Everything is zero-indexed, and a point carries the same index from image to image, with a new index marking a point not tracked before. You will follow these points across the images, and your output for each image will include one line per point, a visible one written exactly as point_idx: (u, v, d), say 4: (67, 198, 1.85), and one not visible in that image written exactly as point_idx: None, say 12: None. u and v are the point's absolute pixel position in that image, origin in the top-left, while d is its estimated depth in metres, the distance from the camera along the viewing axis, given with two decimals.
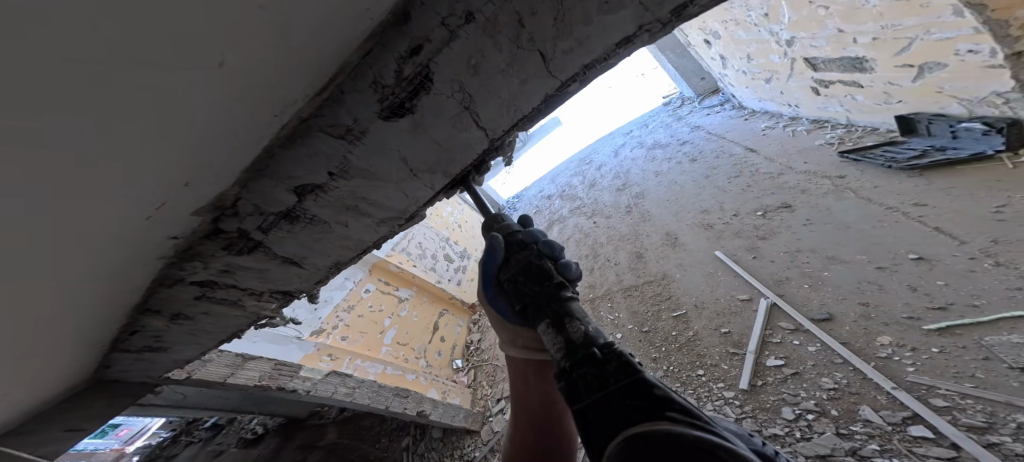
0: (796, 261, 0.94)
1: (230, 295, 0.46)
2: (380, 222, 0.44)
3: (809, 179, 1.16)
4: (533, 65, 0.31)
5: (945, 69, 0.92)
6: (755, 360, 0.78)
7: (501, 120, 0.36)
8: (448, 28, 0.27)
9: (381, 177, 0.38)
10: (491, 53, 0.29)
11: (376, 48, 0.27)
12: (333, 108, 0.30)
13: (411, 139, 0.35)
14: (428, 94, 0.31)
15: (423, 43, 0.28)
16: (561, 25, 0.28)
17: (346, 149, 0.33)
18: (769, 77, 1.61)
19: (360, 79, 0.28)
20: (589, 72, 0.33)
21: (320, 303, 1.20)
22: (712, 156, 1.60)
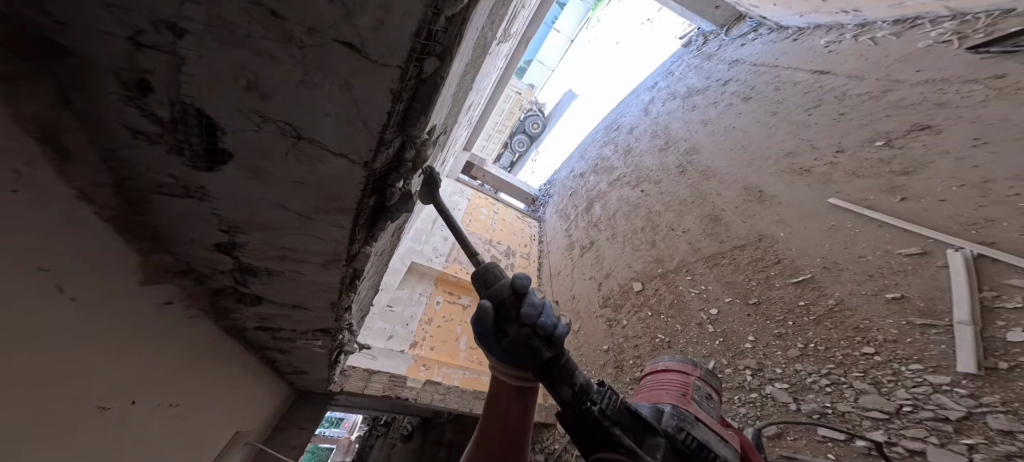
0: (985, 197, 0.65)
1: (294, 335, 0.56)
2: (324, 265, 0.40)
3: (938, 88, 0.82)
4: (339, 60, 0.21)
5: None
6: (979, 334, 0.56)
7: (353, 138, 0.27)
8: (158, 51, 0.19)
9: (276, 223, 0.34)
10: (254, 63, 0.20)
11: (78, 92, 0.20)
12: (130, 168, 0.26)
13: (262, 183, 0.29)
14: (228, 134, 0.25)
15: (144, 76, 0.20)
16: None
17: (205, 205, 0.31)
18: None
19: (109, 129, 0.23)
20: (435, 39, 0.22)
21: (408, 318, 1.45)
22: (770, 89, 1.32)
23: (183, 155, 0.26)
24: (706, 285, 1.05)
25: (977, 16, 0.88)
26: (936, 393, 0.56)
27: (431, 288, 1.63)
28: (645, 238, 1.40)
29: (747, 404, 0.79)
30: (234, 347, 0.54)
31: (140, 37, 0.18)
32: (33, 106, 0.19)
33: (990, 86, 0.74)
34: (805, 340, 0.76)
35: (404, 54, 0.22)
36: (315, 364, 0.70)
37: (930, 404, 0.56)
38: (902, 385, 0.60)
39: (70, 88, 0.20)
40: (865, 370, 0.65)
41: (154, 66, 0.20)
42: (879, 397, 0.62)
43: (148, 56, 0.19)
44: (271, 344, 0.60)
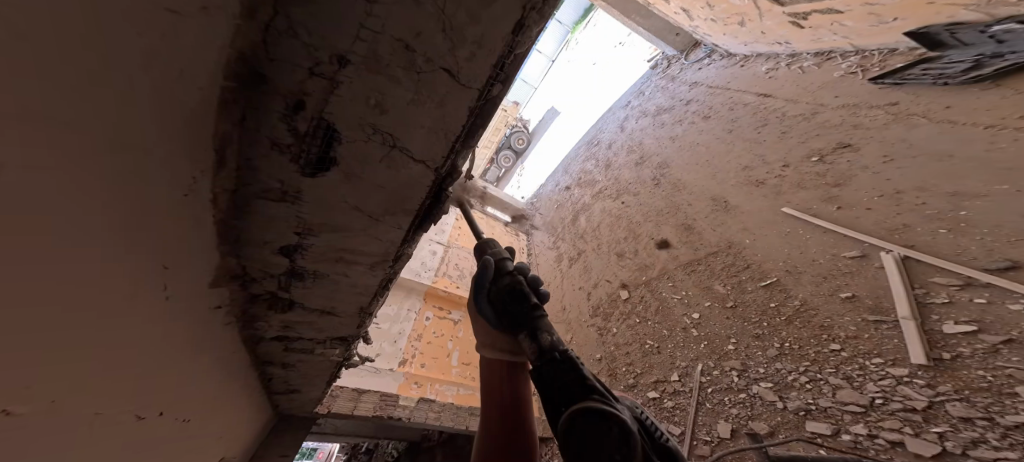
0: (902, 203, 0.87)
1: (308, 345, 0.60)
2: (371, 266, 0.46)
3: (859, 113, 1.11)
4: (441, 82, 0.29)
5: None
6: (921, 327, 0.70)
7: (435, 146, 0.35)
8: (322, 77, 0.27)
9: (351, 228, 0.41)
10: (389, 87, 0.28)
11: (252, 113, 0.27)
12: (254, 175, 0.32)
13: (355, 184, 0.36)
14: (342, 143, 0.31)
15: (303, 98, 0.27)
16: (451, 33, 0.26)
17: (296, 210, 0.37)
18: (741, 20, 1.68)
19: (255, 143, 0.29)
20: (505, 69, 0.31)
21: (398, 335, 1.55)
22: (726, 109, 1.66)
23: (299, 164, 0.32)
24: (687, 289, 1.19)
25: (873, 53, 1.25)
26: (902, 384, 0.67)
27: (421, 304, 1.76)
28: (631, 246, 1.57)
29: (737, 405, 0.84)
30: (243, 360, 0.55)
31: (317, 67, 0.26)
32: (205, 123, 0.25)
33: (890, 111, 1.05)
34: (780, 340, 0.87)
35: (483, 80, 0.30)
36: (312, 380, 0.72)
37: (898, 396, 0.66)
38: (872, 380, 0.70)
39: (249, 110, 0.27)
40: (831, 365, 0.77)
41: (315, 90, 0.27)
42: (853, 391, 0.71)
43: (313, 82, 0.27)
44: (278, 358, 0.62)
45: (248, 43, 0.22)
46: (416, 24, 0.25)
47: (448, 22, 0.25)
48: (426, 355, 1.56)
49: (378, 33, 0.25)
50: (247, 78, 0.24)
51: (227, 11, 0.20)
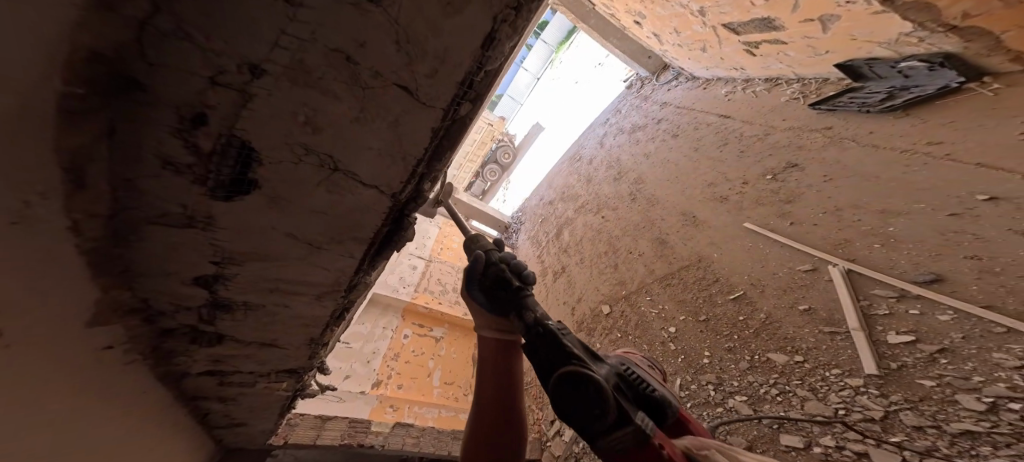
0: (845, 221, 1.00)
1: (246, 378, 0.58)
2: (319, 296, 0.48)
3: (801, 135, 1.32)
4: (394, 99, 0.31)
5: (838, 20, 1.15)
6: (868, 336, 0.79)
7: (390, 172, 0.38)
8: (229, 88, 0.26)
9: (283, 257, 0.41)
10: (319, 101, 0.29)
11: (128, 126, 0.25)
12: (143, 197, 0.30)
13: (282, 210, 0.36)
14: (262, 164, 0.32)
15: (205, 111, 0.26)
16: (406, 48, 0.28)
17: (208, 235, 0.36)
18: (703, 46, 1.86)
19: (143, 160, 0.28)
20: (474, 90, 0.35)
21: (371, 356, 1.48)
22: (692, 128, 1.88)
23: (207, 185, 0.31)
24: (663, 304, 1.30)
25: (813, 81, 1.46)
26: (860, 396, 0.73)
27: (398, 323, 1.71)
28: (612, 262, 1.67)
29: (714, 419, 0.91)
30: (167, 396, 0.53)
31: (220, 76, 0.25)
32: (90, 140, 0.24)
33: (824, 134, 1.25)
34: (750, 354, 0.95)
35: (447, 98, 0.34)
36: (260, 413, 0.69)
37: (858, 406, 0.72)
38: (834, 391, 0.77)
39: (119, 121, 0.25)
40: (798, 377, 0.84)
41: (219, 102, 0.26)
42: (818, 403, 0.77)
43: (216, 93, 0.26)
44: (212, 393, 0.60)
45: (118, 41, 0.21)
46: (359, 35, 0.26)
47: (404, 37, 0.27)
48: (403, 375, 1.51)
49: (303, 41, 0.25)
50: (118, 83, 0.22)
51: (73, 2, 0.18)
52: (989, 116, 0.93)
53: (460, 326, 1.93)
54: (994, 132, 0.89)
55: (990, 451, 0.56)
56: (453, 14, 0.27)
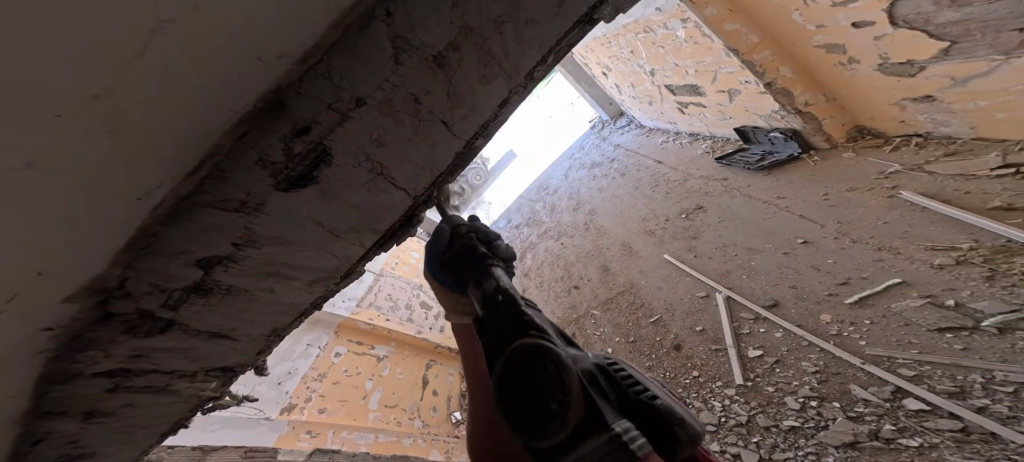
0: (728, 255, 1.50)
1: (157, 380, 0.62)
2: (309, 283, 0.68)
3: (710, 184, 1.93)
4: (435, 129, 0.58)
5: (741, 94, 1.83)
6: (739, 354, 1.17)
7: (420, 178, 0.64)
8: (336, 112, 0.49)
9: (302, 244, 0.60)
10: (387, 125, 0.53)
11: (256, 131, 0.45)
12: (220, 182, 0.47)
13: (323, 199, 0.58)
14: (329, 166, 0.53)
15: (309, 125, 0.48)
16: (453, 99, 0.55)
17: (247, 219, 0.52)
18: (650, 100, 2.62)
19: (243, 154, 0.46)
20: (486, 131, 0.65)
21: (286, 376, 1.40)
22: (633, 170, 2.52)
23: (277, 177, 0.52)
24: (604, 327, 1.58)
25: (714, 139, 2.28)
26: (733, 403, 1.07)
27: (329, 339, 1.66)
28: (563, 289, 1.95)
29: None
30: (34, 405, 0.50)
31: (337, 105, 0.48)
32: (217, 131, 0.41)
33: (723, 182, 1.89)
34: (662, 374, 1.26)
35: (475, 131, 0.62)
36: (141, 425, 0.67)
37: (734, 414, 1.05)
38: (717, 399, 1.10)
39: (253, 128, 0.45)
40: (697, 392, 1.16)
41: (323, 121, 0.48)
42: (709, 414, 1.09)
43: (326, 114, 0.48)
44: (84, 407, 0.55)
45: (280, 79, 0.42)
46: (426, 89, 0.53)
47: (452, 92, 0.55)
48: (328, 399, 1.46)
49: (392, 88, 0.50)
50: (273, 105, 0.44)
51: (283, 64, 0.41)
52: (814, 178, 1.62)
53: (410, 347, 1.98)
54: (811, 191, 1.56)
55: (804, 441, 0.90)
56: (483, 86, 0.56)
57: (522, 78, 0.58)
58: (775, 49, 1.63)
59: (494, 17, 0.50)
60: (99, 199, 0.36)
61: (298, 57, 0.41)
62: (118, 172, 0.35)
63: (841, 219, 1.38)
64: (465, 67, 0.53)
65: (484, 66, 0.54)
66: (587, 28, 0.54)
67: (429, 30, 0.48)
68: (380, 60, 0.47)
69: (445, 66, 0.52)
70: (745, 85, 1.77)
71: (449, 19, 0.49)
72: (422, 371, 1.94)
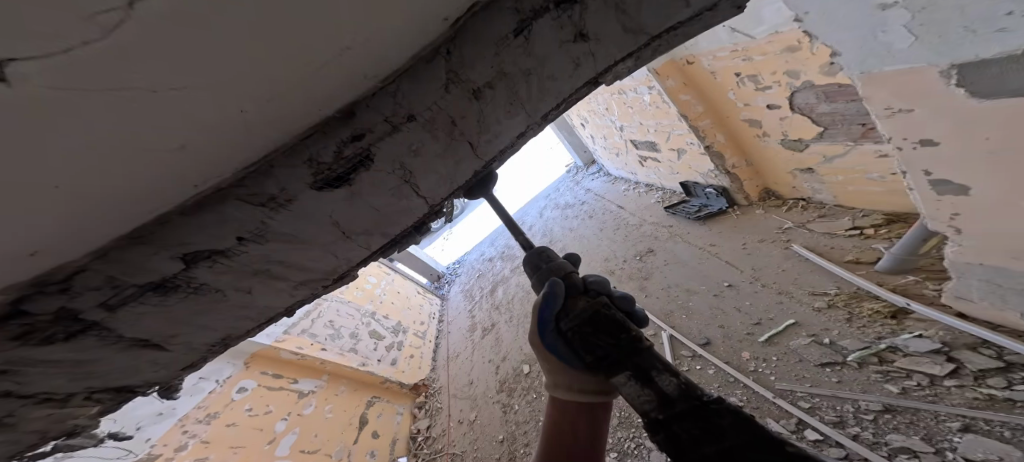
0: (671, 296, 1.87)
1: (8, 404, 0.61)
2: (295, 284, 0.75)
3: (657, 230, 2.38)
4: (462, 148, 0.67)
5: (686, 153, 2.30)
6: None
7: (439, 189, 0.71)
8: (388, 123, 0.60)
9: (311, 241, 0.69)
10: (423, 138, 0.64)
11: (320, 134, 0.58)
12: (265, 175, 0.59)
13: (351, 199, 0.66)
14: (369, 167, 0.63)
15: (364, 132, 0.60)
16: (482, 125, 0.66)
17: (268, 214, 0.62)
18: (617, 151, 3.12)
19: (300, 151, 0.58)
20: (503, 156, 0.73)
21: (160, 417, 1.44)
22: (598, 215, 2.93)
23: (319, 178, 0.61)
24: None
25: (666, 191, 2.77)
26: None
27: (236, 372, 1.78)
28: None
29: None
30: None
31: (390, 118, 0.60)
32: (279, 134, 0.52)
33: (667, 230, 2.34)
34: None
35: (494, 154, 0.71)
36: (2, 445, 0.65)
37: None
38: None
39: (320, 128, 0.57)
40: None
41: (375, 128, 0.60)
42: None
43: (380, 124, 0.60)
44: None
45: (341, 97, 0.53)
46: (463, 115, 0.63)
47: (483, 120, 0.65)
48: (213, 446, 1.49)
49: (439, 109, 0.62)
50: (342, 114, 0.57)
51: (359, 83, 0.52)
52: (738, 229, 2.05)
53: (348, 382, 2.27)
54: (731, 240, 1.99)
55: None
56: (510, 119, 0.66)
57: (540, 115, 0.68)
58: (714, 119, 2.11)
59: (524, 69, 0.62)
60: (180, 161, 0.44)
61: (364, 79, 0.52)
62: (207, 141, 0.43)
63: (753, 265, 1.78)
64: (496, 100, 0.64)
65: (511, 104, 0.65)
66: (594, 88, 0.68)
67: (475, 68, 0.60)
68: (434, 88, 0.60)
69: (482, 98, 0.63)
70: (688, 147, 2.24)
71: (490, 63, 0.60)
72: (362, 409, 2.21)
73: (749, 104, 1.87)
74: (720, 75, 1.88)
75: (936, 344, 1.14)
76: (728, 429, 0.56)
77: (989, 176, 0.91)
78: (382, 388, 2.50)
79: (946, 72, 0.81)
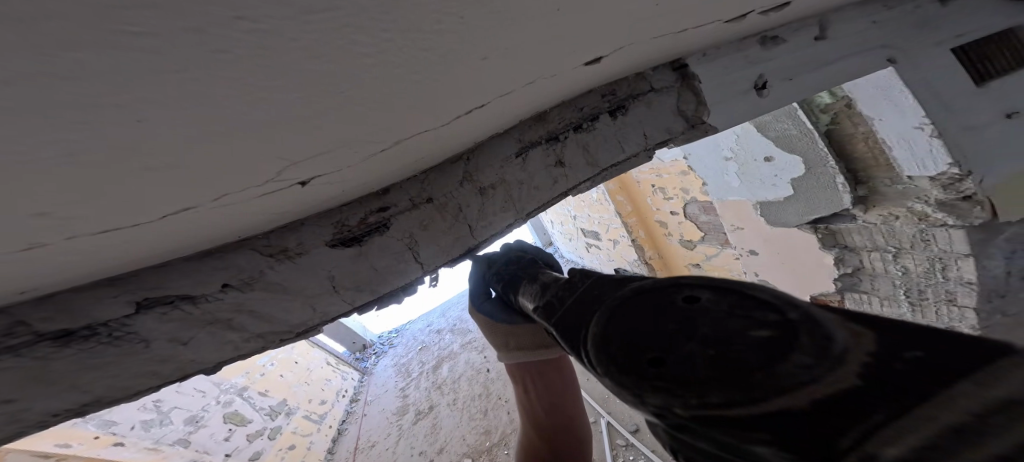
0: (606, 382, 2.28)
1: None
2: (253, 336, 0.64)
3: None
4: (461, 228, 0.79)
5: (618, 243, 3.12)
6: None
7: (436, 258, 0.77)
8: (408, 203, 0.75)
9: (292, 292, 0.66)
10: (431, 217, 0.76)
11: (351, 204, 0.71)
12: (288, 233, 0.67)
13: (353, 259, 0.70)
14: (383, 232, 0.73)
15: (387, 207, 0.74)
16: (481, 213, 0.81)
17: (269, 263, 0.65)
18: (572, 236, 3.98)
19: (328, 213, 0.70)
20: (494, 235, 0.83)
21: None
22: None
23: (336, 238, 0.69)
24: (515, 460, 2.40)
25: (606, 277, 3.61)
26: None
27: None
28: (479, 422, 2.86)
29: None
30: None
31: (412, 199, 0.76)
32: (324, 202, 0.61)
33: None
34: None
35: (489, 234, 0.82)
36: None
37: None
38: None
39: (357, 200, 0.72)
40: None
41: (396, 203, 0.74)
42: None
43: (402, 203, 0.75)
44: None
45: (383, 179, 0.65)
46: (468, 203, 0.79)
47: (483, 208, 0.81)
48: None
49: (449, 196, 0.78)
50: (377, 191, 0.73)
51: (402, 170, 0.66)
52: None
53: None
54: None
55: None
56: (502, 211, 0.82)
57: (526, 210, 0.84)
58: (637, 217, 2.89)
59: (518, 179, 0.83)
60: (238, 214, 0.48)
61: (407, 168, 0.66)
62: (273, 201, 0.49)
63: None
64: (495, 196, 0.81)
65: (506, 202, 0.82)
66: (567, 199, 0.88)
67: (485, 172, 0.80)
68: (451, 182, 0.78)
69: (485, 193, 0.80)
70: (619, 240, 3.10)
71: (496, 172, 0.81)
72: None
73: (659, 209, 2.63)
74: (641, 182, 2.65)
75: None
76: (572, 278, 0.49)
77: (784, 277, 1.52)
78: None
79: (755, 205, 1.35)
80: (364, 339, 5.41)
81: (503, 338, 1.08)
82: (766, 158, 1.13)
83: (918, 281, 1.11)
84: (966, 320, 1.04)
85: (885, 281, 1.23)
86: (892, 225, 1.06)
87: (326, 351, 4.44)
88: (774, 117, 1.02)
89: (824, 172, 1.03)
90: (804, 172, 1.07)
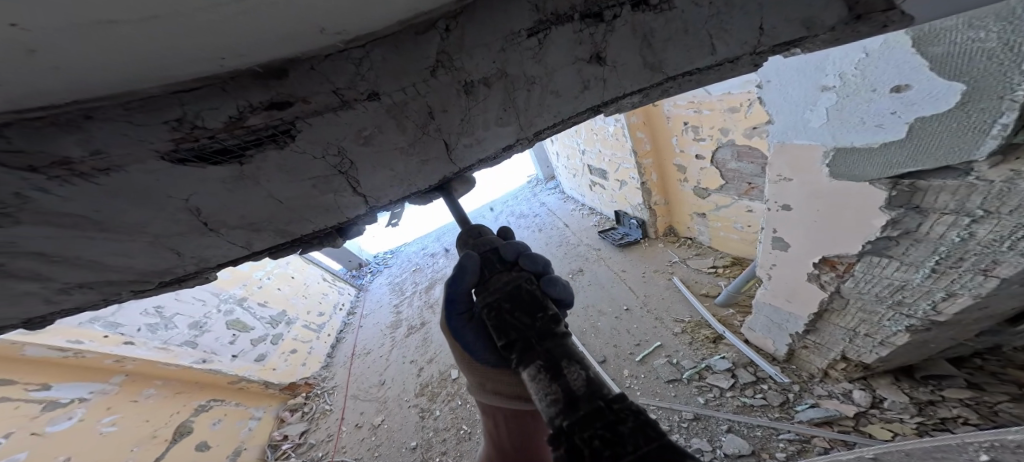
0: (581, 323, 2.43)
1: None
2: (54, 286, 0.49)
3: (586, 250, 3.12)
4: (431, 148, 0.55)
5: (624, 186, 2.89)
6: None
7: (386, 190, 0.56)
8: (331, 98, 0.45)
9: (122, 232, 0.47)
10: (370, 127, 0.49)
11: (213, 89, 0.41)
12: (85, 133, 0.39)
13: (233, 187, 0.48)
14: (293, 138, 0.47)
15: (293, 102, 0.44)
16: (464, 125, 0.54)
17: (39, 183, 0.40)
18: (575, 172, 3.70)
19: (157, 104, 0.40)
20: (483, 163, 0.61)
21: None
22: (549, 231, 3.65)
23: (189, 150, 0.43)
24: None
25: (604, 217, 3.46)
26: None
27: None
28: None
29: None
30: None
31: (344, 92, 0.46)
32: (109, 81, 0.34)
33: (591, 254, 3.05)
34: None
35: (466, 162, 0.58)
36: None
37: None
38: None
39: (215, 83, 0.41)
40: None
41: (318, 100, 0.45)
42: None
43: (323, 97, 0.45)
44: None
45: (234, 60, 0.37)
46: (447, 108, 0.52)
47: (466, 119, 0.54)
48: None
49: (399, 97, 0.49)
50: (268, 72, 0.42)
51: (271, 47, 0.36)
52: (643, 254, 2.79)
53: (171, 382, 2.30)
54: (634, 266, 2.72)
55: None
56: (501, 125, 0.56)
57: (531, 131, 0.58)
58: (653, 157, 2.56)
59: (528, 76, 0.52)
60: None
61: (271, 46, 0.36)
62: None
63: (643, 297, 2.44)
64: (488, 103, 0.53)
65: (505, 110, 0.55)
66: (596, 117, 0.61)
67: (473, 58, 0.49)
68: (417, 66, 0.47)
69: (472, 93, 0.52)
70: (625, 181, 2.84)
71: (492, 59, 0.49)
72: (188, 415, 2.25)
73: (683, 150, 2.31)
74: (672, 119, 2.26)
75: (729, 364, 1.81)
76: (627, 437, 0.48)
77: (801, 235, 1.30)
78: (234, 390, 2.62)
79: (827, 152, 1.05)
80: (359, 259, 5.46)
81: (479, 378, 0.92)
82: (895, 87, 0.80)
83: (972, 249, 0.89)
84: (979, 288, 0.93)
85: (921, 249, 0.99)
86: (1014, 186, 0.74)
87: (321, 268, 4.45)
88: (972, 21, 0.62)
89: (989, 107, 0.68)
90: (950, 108, 0.74)
